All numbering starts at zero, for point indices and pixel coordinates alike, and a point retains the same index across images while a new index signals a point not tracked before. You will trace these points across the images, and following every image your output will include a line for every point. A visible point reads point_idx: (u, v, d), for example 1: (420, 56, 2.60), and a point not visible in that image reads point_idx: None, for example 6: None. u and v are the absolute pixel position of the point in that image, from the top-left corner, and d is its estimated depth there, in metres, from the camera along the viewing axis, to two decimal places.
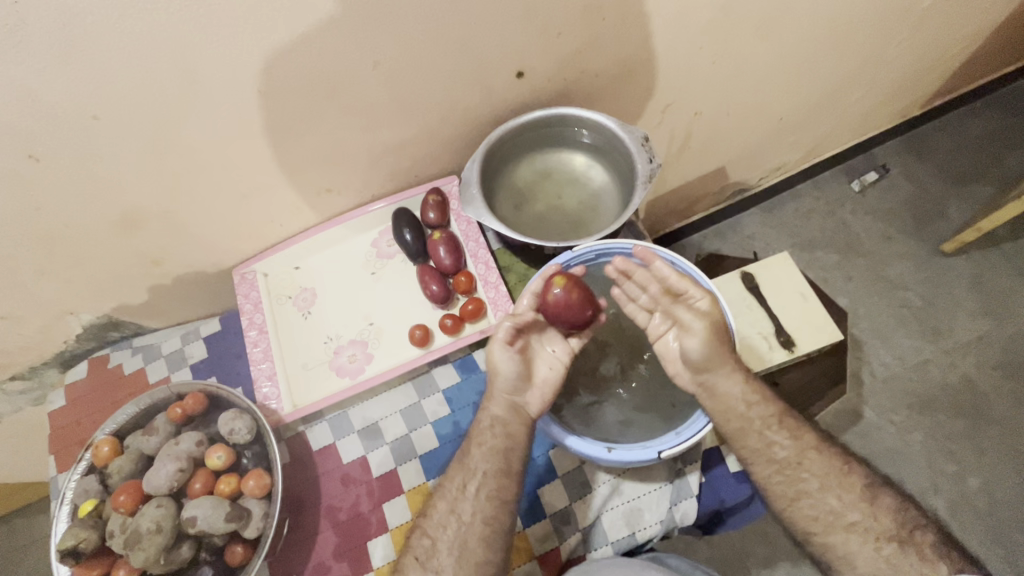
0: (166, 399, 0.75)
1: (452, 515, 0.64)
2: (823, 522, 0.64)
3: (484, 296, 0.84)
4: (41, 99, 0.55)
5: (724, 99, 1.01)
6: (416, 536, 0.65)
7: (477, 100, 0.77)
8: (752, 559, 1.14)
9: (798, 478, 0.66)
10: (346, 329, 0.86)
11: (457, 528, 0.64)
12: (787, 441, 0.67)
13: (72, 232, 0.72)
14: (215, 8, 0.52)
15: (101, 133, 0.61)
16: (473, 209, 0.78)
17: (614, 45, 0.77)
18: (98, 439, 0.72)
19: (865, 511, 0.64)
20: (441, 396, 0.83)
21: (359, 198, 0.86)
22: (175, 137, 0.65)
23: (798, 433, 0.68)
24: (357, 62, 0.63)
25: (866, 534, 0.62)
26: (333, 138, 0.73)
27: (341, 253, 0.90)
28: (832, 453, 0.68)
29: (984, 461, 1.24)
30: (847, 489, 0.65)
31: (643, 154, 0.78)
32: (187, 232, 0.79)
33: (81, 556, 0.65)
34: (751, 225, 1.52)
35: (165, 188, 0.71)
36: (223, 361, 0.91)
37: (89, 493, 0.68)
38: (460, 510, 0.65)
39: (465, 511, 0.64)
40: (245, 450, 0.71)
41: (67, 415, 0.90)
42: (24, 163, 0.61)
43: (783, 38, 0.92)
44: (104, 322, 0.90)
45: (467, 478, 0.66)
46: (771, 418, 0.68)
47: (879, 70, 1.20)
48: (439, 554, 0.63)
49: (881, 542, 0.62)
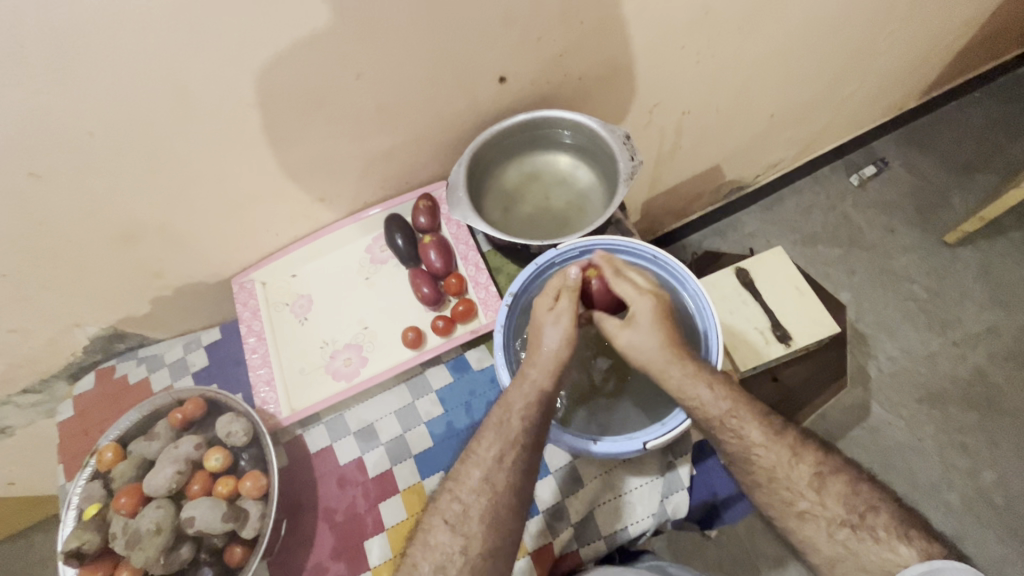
0: (168, 405, 0.77)
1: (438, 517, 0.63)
2: (779, 509, 0.64)
3: (475, 297, 0.86)
4: (41, 119, 0.58)
5: (712, 97, 1.02)
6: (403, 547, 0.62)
7: (461, 106, 0.79)
8: (763, 560, 1.12)
9: (751, 473, 0.65)
10: (341, 334, 0.88)
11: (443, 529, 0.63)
12: (764, 437, 0.64)
13: (74, 245, 0.75)
14: (200, 28, 0.55)
15: (98, 149, 0.63)
16: (459, 212, 0.80)
17: (594, 48, 0.78)
18: (101, 446, 0.74)
19: (813, 500, 0.62)
20: (434, 396, 0.85)
21: (352, 206, 0.89)
22: (169, 151, 0.67)
23: (774, 435, 0.65)
24: (340, 74, 0.65)
25: (818, 522, 0.61)
26: (323, 148, 0.75)
27: (335, 260, 0.92)
28: (843, 465, 0.64)
29: (999, 455, 1.22)
30: (796, 479, 0.63)
31: (624, 152, 0.79)
32: (186, 244, 0.82)
33: (85, 558, 0.66)
34: (751, 223, 1.52)
35: (163, 202, 0.74)
36: (224, 370, 0.93)
37: (93, 497, 0.70)
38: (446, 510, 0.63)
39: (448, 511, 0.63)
40: (243, 452, 0.73)
41: (75, 425, 0.93)
42: (28, 181, 0.64)
43: (766, 34, 0.93)
44: (109, 335, 0.93)
45: None
46: (716, 418, 0.65)
47: (871, 62, 1.21)
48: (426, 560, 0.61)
49: (834, 530, 0.60)
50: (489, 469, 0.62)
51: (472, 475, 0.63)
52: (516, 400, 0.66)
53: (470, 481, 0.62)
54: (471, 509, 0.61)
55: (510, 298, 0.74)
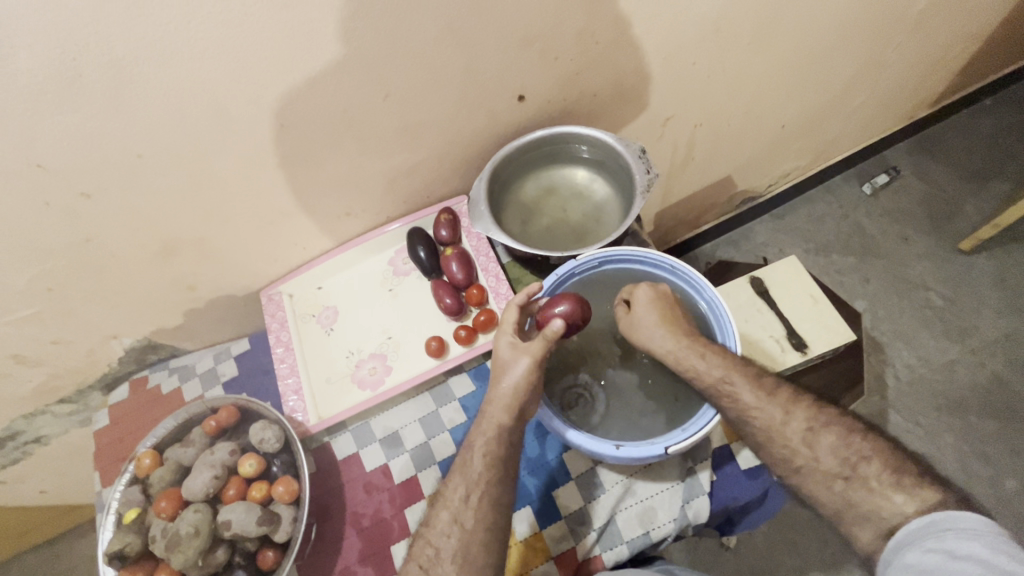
0: (202, 413, 0.80)
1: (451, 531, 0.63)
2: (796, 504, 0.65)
3: (496, 307, 0.88)
4: (93, 142, 0.62)
5: (723, 110, 1.04)
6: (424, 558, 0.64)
7: (481, 123, 0.82)
8: (782, 568, 1.12)
9: None
10: (365, 344, 0.90)
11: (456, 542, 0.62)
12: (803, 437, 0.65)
13: (116, 261, 0.78)
14: (243, 56, 0.58)
15: (143, 169, 0.67)
16: (481, 225, 0.83)
17: (609, 65, 0.81)
18: (140, 453, 0.77)
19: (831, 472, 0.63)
20: (457, 404, 0.87)
21: (375, 220, 0.92)
22: (208, 171, 0.71)
23: (790, 431, 0.65)
24: (370, 95, 0.69)
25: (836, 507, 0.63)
26: (350, 165, 0.79)
27: (360, 272, 0.95)
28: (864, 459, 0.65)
29: (1020, 462, 1.21)
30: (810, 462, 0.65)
31: (640, 165, 0.81)
32: (218, 257, 0.85)
33: (127, 560, 0.69)
34: (763, 233, 1.53)
35: (201, 218, 0.78)
36: (253, 379, 0.96)
37: (132, 502, 0.73)
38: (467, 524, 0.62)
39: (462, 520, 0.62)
40: (274, 458, 0.76)
41: (110, 433, 0.96)
42: (79, 201, 0.68)
43: (776, 48, 0.95)
44: (144, 346, 0.97)
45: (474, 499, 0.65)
46: None
47: (879, 73, 1.23)
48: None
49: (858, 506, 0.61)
50: (461, 508, 0.63)
51: (441, 517, 0.63)
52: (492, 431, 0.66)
53: (441, 522, 0.63)
54: (445, 551, 0.61)
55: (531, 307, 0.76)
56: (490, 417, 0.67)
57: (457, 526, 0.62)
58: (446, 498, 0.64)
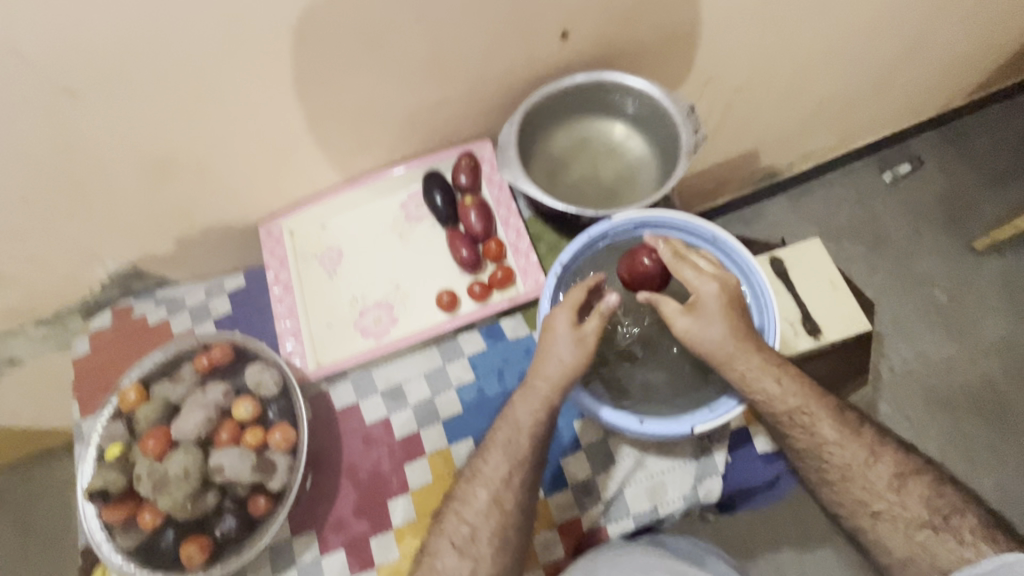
0: (194, 349, 0.75)
1: (490, 502, 0.61)
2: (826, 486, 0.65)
3: (515, 264, 0.83)
4: (80, 31, 0.53)
5: (769, 75, 0.97)
6: (447, 526, 0.62)
7: (520, 60, 0.74)
8: (759, 544, 1.14)
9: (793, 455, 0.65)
10: (372, 291, 0.85)
11: (494, 516, 0.61)
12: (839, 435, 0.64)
13: (101, 174, 0.70)
14: None
15: (138, 70, 0.59)
16: (509, 173, 0.77)
17: (664, 8, 0.73)
18: (125, 385, 0.72)
19: (893, 500, 0.62)
20: (466, 361, 0.82)
21: (390, 157, 0.84)
22: (212, 82, 0.63)
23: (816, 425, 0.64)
24: (403, 12, 0.61)
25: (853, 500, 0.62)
26: (372, 93, 0.71)
27: (369, 214, 0.88)
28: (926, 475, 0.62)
29: (998, 460, 1.23)
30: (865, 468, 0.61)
31: (688, 125, 0.76)
32: (217, 182, 0.78)
33: (109, 498, 0.66)
34: (777, 212, 1.48)
35: (201, 136, 0.70)
36: (247, 317, 0.91)
37: (115, 437, 0.69)
38: (507, 506, 0.61)
39: (502, 499, 0.61)
40: (271, 404, 0.71)
41: (89, 362, 0.90)
42: (62, 99, 0.59)
43: (837, 12, 0.88)
44: (129, 272, 0.90)
45: (499, 486, 0.62)
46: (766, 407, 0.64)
47: (930, 53, 1.15)
48: (482, 546, 0.60)
49: (913, 531, 0.61)
50: (500, 488, 0.62)
51: (479, 498, 0.62)
52: (542, 395, 0.63)
53: (477, 502, 0.62)
54: (481, 531, 0.61)
55: (560, 268, 0.72)
56: (537, 392, 0.64)
57: (497, 507, 0.61)
58: (485, 476, 0.62)
